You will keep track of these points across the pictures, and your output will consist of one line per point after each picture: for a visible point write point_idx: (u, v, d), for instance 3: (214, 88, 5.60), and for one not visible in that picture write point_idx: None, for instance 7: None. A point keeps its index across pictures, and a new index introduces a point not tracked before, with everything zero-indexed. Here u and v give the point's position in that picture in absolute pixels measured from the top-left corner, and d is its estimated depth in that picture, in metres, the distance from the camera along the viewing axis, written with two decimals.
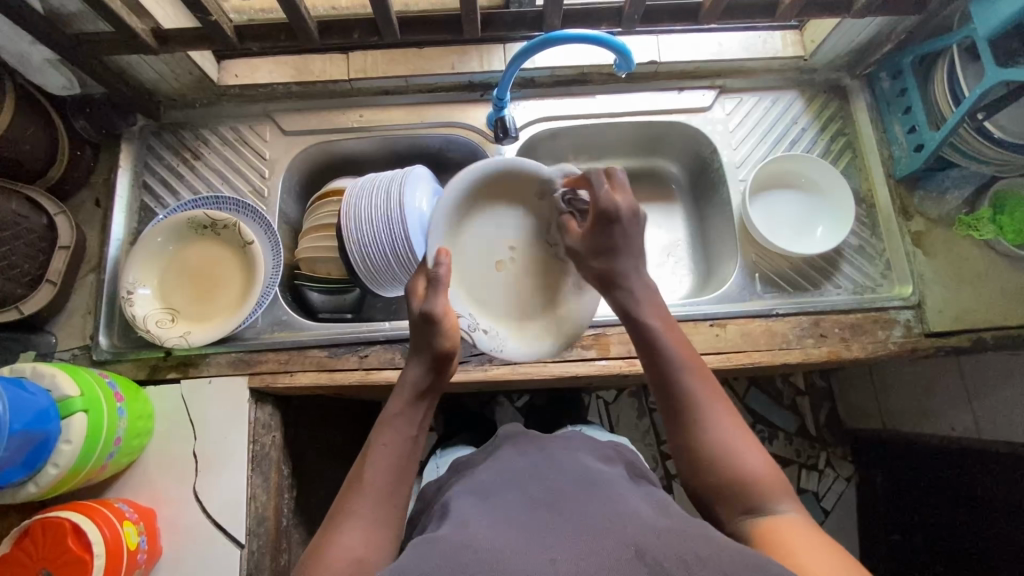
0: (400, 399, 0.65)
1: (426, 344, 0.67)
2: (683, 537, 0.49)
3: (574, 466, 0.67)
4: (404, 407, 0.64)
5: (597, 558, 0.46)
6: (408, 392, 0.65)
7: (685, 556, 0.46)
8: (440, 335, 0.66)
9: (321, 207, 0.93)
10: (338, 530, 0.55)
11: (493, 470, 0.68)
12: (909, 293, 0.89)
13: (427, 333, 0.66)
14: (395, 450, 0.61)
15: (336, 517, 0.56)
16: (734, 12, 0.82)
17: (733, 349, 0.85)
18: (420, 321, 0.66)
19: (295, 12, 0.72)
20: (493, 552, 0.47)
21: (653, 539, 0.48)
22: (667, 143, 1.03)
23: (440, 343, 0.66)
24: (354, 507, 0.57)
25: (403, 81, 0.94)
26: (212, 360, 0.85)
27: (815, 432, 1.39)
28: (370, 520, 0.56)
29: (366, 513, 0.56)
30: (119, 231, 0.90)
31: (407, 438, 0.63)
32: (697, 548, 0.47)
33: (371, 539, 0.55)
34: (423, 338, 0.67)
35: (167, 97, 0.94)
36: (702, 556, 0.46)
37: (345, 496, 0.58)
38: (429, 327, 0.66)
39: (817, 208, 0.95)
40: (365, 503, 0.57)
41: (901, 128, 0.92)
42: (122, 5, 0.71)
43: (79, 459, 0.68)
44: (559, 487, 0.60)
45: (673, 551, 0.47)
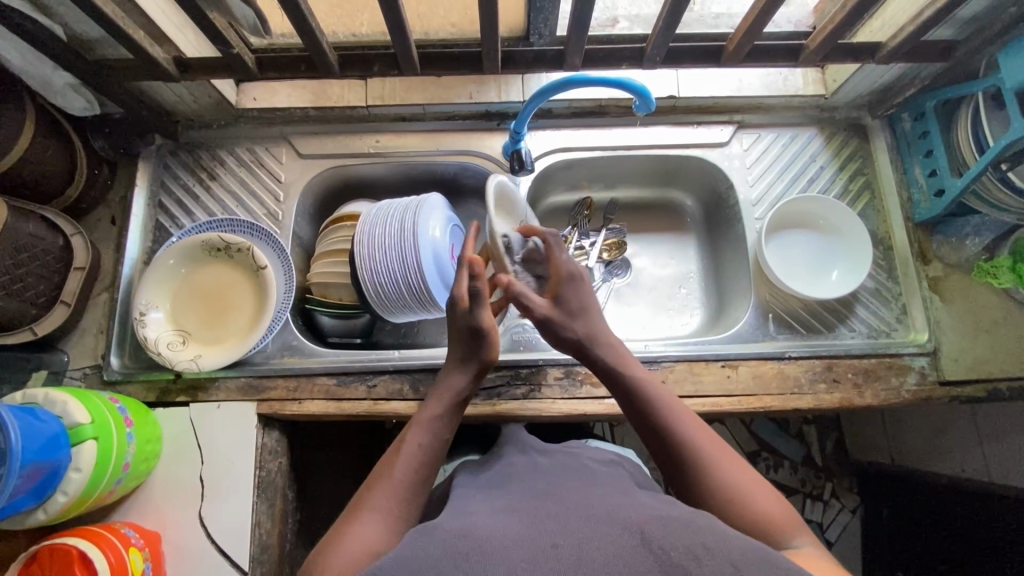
0: (444, 401, 0.66)
1: (473, 354, 0.69)
2: (692, 528, 0.46)
3: (575, 461, 0.67)
4: (441, 411, 0.65)
5: (603, 547, 0.44)
6: (451, 397, 0.67)
7: (694, 547, 0.43)
8: (486, 345, 0.69)
9: (334, 231, 0.93)
10: (360, 517, 0.54)
11: (496, 467, 0.66)
12: (924, 340, 0.88)
13: (474, 343, 0.69)
14: (427, 450, 0.61)
15: (359, 505, 0.56)
16: (759, 55, 0.81)
17: (745, 392, 0.85)
18: (468, 331, 0.69)
19: (317, 47, 0.72)
20: (503, 539, 0.45)
21: (659, 526, 0.46)
22: (682, 176, 1.03)
23: (487, 353, 0.69)
24: (377, 497, 0.56)
25: (420, 109, 0.94)
26: (222, 384, 0.85)
27: (821, 462, 1.36)
28: (391, 511, 0.55)
29: (389, 500, 0.56)
30: (134, 249, 0.90)
31: (439, 440, 0.63)
32: (706, 539, 0.45)
33: (388, 530, 0.54)
34: (468, 349, 0.69)
35: (185, 118, 0.95)
36: (710, 547, 0.44)
37: (368, 490, 0.58)
38: (474, 337, 0.69)
39: (833, 250, 0.94)
40: (387, 493, 0.57)
41: (921, 171, 0.91)
42: (146, 36, 0.71)
43: (88, 487, 0.69)
44: (562, 483, 0.59)
45: (681, 542, 0.44)
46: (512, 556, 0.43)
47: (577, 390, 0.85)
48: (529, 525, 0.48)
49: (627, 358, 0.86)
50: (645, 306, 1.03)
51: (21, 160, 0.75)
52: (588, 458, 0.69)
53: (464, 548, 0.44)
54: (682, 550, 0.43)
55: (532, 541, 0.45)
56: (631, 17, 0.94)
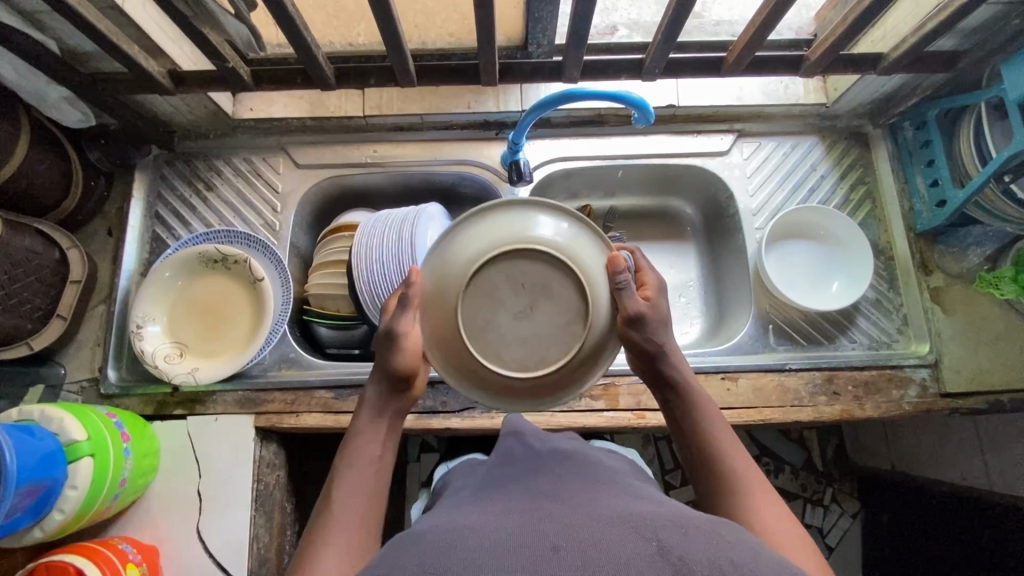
0: (364, 418, 0.61)
1: (384, 361, 0.60)
2: (713, 540, 0.42)
3: (580, 461, 0.63)
4: (371, 426, 0.60)
5: (615, 553, 0.40)
6: (372, 410, 0.61)
7: (719, 561, 0.40)
8: (400, 353, 0.59)
9: (332, 241, 0.93)
10: (312, 556, 0.50)
11: (495, 467, 0.65)
12: (925, 352, 0.87)
13: (387, 350, 0.60)
14: (361, 470, 0.57)
15: (306, 543, 0.52)
16: (760, 66, 0.80)
17: (745, 405, 0.84)
18: (384, 337, 0.59)
19: (313, 60, 0.71)
20: (505, 545, 0.42)
21: (676, 534, 0.42)
22: (682, 185, 1.02)
23: (401, 361, 0.59)
24: (325, 530, 0.52)
25: (418, 119, 0.94)
26: (220, 398, 0.85)
27: (822, 468, 1.35)
28: (344, 541, 0.52)
29: (338, 530, 0.52)
30: (130, 261, 0.90)
31: (373, 458, 0.59)
32: (730, 553, 0.41)
33: (347, 561, 0.50)
34: (383, 356, 0.60)
35: (182, 128, 0.94)
36: (738, 562, 0.40)
37: (315, 526, 0.53)
38: (389, 343, 0.59)
39: (834, 261, 0.93)
40: (337, 523, 0.53)
41: (923, 180, 0.90)
42: (139, 50, 0.70)
43: (84, 504, 0.68)
44: (567, 483, 0.55)
45: (703, 554, 0.40)
46: (510, 564, 0.40)
47: (576, 403, 0.84)
48: (534, 529, 0.44)
49: (627, 370, 0.86)
50: None
51: (15, 175, 0.75)
52: (591, 458, 0.66)
53: (465, 557, 0.41)
54: (702, 563, 0.39)
55: (535, 546, 0.42)
56: (631, 25, 0.93)
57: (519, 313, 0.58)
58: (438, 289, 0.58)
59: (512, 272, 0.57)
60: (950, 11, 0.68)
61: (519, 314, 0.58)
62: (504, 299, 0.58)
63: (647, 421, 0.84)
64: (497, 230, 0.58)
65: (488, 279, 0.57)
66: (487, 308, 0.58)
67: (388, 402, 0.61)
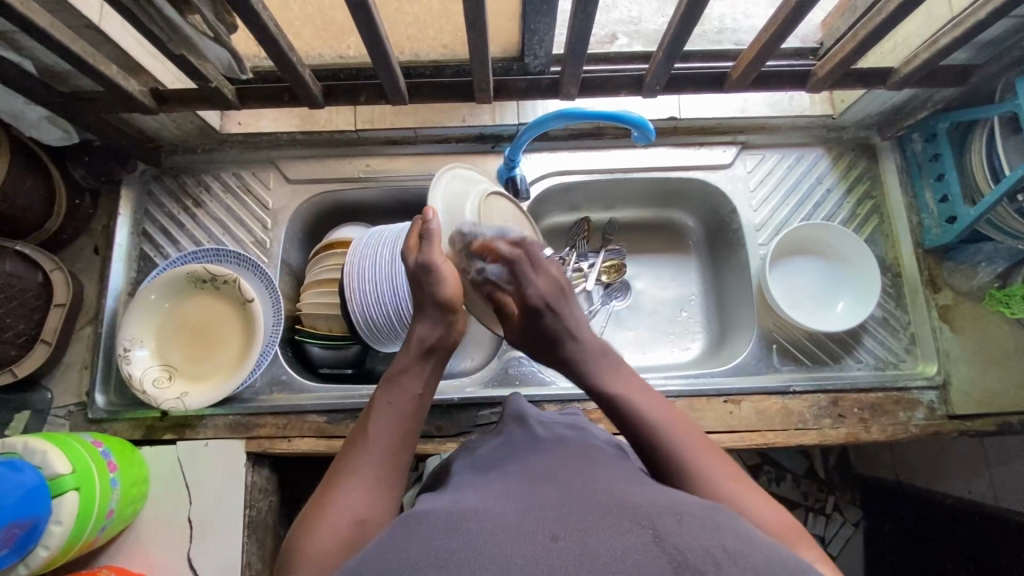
0: (407, 353, 0.58)
1: (428, 296, 0.61)
2: (709, 525, 0.37)
3: (575, 434, 0.56)
4: (412, 362, 0.57)
5: (607, 539, 0.35)
6: (415, 348, 0.59)
7: (714, 550, 0.34)
8: (441, 284, 0.60)
9: (325, 258, 0.90)
10: (338, 489, 0.46)
11: (491, 444, 0.57)
12: (933, 372, 0.85)
13: (426, 285, 0.61)
14: (399, 407, 0.53)
15: (334, 477, 0.48)
16: (766, 81, 0.77)
17: (747, 428, 0.82)
18: (420, 272, 0.61)
19: (299, 78, 0.69)
20: (483, 530, 0.36)
21: (672, 519, 0.37)
22: (684, 198, 0.99)
23: (442, 292, 0.60)
24: (354, 465, 0.49)
25: (411, 132, 0.91)
26: (210, 422, 0.83)
27: (824, 476, 1.21)
28: (373, 478, 0.48)
29: (370, 465, 0.49)
30: (117, 282, 0.87)
31: (412, 397, 0.55)
32: (726, 539, 0.35)
33: (374, 498, 0.46)
34: (421, 290, 0.61)
35: (169, 143, 0.91)
36: (734, 550, 0.34)
37: (346, 455, 0.50)
38: (427, 277, 0.60)
39: (839, 279, 0.91)
40: (370, 459, 0.49)
41: (931, 196, 0.88)
42: (119, 70, 0.68)
43: (71, 537, 0.67)
44: (562, 459, 0.48)
45: (698, 542, 0.35)
46: (490, 550, 0.35)
47: None
48: (522, 512, 0.39)
49: None
50: (645, 331, 0.99)
51: None
52: (590, 430, 0.60)
53: (439, 546, 0.35)
54: (699, 552, 0.34)
55: (517, 530, 0.37)
56: (631, 34, 0.89)
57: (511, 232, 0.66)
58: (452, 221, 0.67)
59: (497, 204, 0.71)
60: (964, 27, 0.65)
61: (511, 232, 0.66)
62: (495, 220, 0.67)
63: None
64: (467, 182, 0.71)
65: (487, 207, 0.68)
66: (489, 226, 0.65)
67: (435, 339, 0.59)
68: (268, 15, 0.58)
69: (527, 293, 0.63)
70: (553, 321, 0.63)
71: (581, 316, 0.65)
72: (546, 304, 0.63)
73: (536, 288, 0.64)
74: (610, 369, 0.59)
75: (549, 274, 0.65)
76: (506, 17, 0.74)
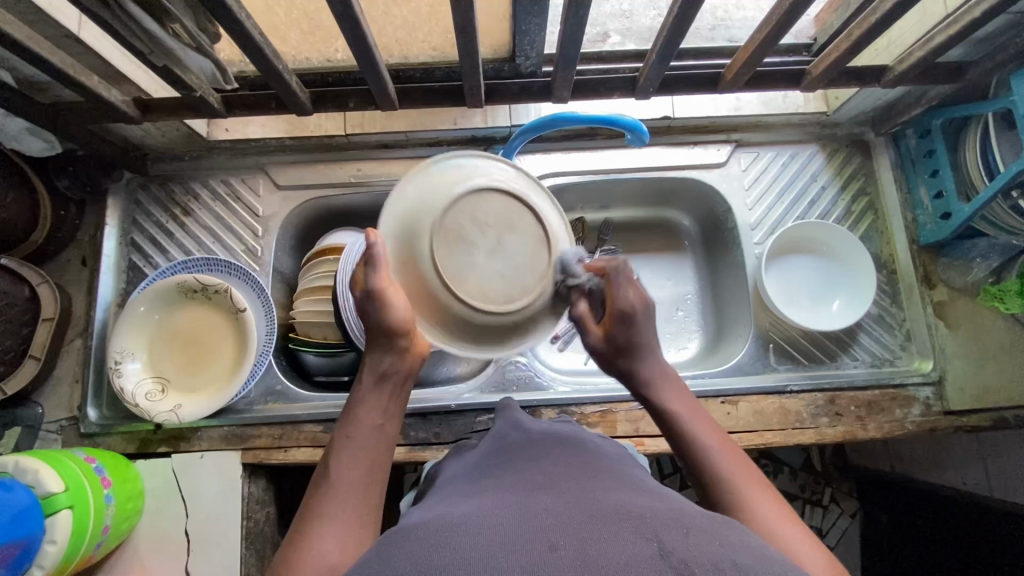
0: (366, 383, 0.56)
1: (374, 321, 0.54)
2: (716, 538, 0.37)
3: (574, 439, 0.56)
4: (370, 394, 0.56)
5: (612, 552, 0.34)
6: (372, 378, 0.56)
7: (721, 562, 0.34)
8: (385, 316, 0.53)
9: (317, 265, 0.89)
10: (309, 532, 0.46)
11: (486, 448, 0.57)
12: (929, 369, 0.85)
13: (373, 314, 0.54)
14: (362, 442, 0.53)
15: (306, 514, 0.48)
16: (760, 81, 0.77)
17: (745, 429, 0.82)
18: (363, 301, 0.53)
19: (287, 87, 0.68)
20: (485, 542, 0.36)
21: (676, 530, 0.36)
22: (679, 197, 0.98)
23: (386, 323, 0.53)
24: (324, 502, 0.48)
25: (402, 136, 0.90)
26: (205, 434, 0.82)
27: (821, 468, 1.21)
28: (346, 521, 0.47)
29: (339, 501, 0.49)
30: (106, 293, 0.86)
31: (374, 428, 0.54)
32: (734, 554, 0.35)
33: (349, 541, 0.46)
34: (368, 320, 0.54)
35: (154, 150, 0.90)
36: (744, 566, 0.34)
37: (314, 495, 0.49)
38: (373, 305, 0.53)
39: (835, 278, 0.91)
40: (341, 501, 0.48)
41: (926, 192, 0.88)
42: (99, 80, 0.66)
43: (66, 556, 0.65)
44: (559, 465, 0.48)
45: (704, 554, 0.34)
46: (491, 563, 0.34)
47: None
48: (522, 521, 0.38)
49: (623, 396, 0.84)
50: None
51: None
52: (585, 434, 0.60)
53: (436, 556, 0.35)
54: (706, 566, 0.33)
55: (516, 543, 0.36)
56: (624, 31, 0.88)
57: (492, 250, 0.51)
58: (405, 261, 0.52)
59: (473, 204, 0.52)
60: (959, 25, 0.64)
61: (496, 249, 0.51)
62: (473, 237, 0.51)
63: (646, 448, 0.81)
64: (423, 181, 0.54)
65: (451, 220, 0.51)
66: (461, 254, 0.51)
67: (388, 366, 0.56)
68: (253, 23, 0.57)
69: (621, 305, 0.58)
70: (637, 338, 0.59)
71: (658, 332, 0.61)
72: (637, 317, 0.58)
73: (626, 296, 0.58)
74: (673, 385, 0.60)
75: (639, 288, 0.60)
76: (497, 19, 0.72)
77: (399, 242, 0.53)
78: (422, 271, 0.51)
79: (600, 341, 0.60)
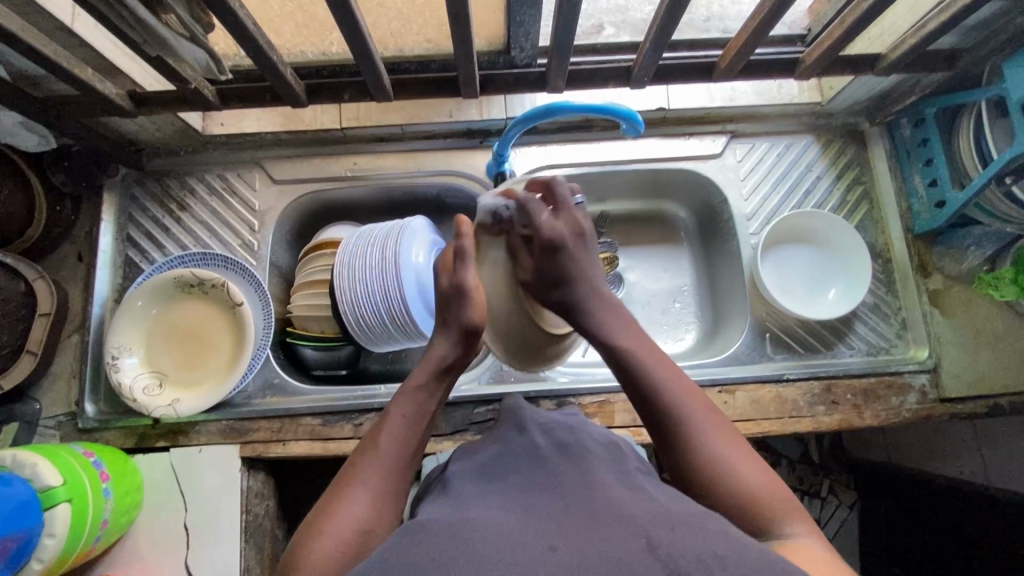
0: (425, 367, 0.59)
1: (454, 317, 0.60)
2: (699, 532, 0.37)
3: (577, 440, 0.56)
4: (427, 379, 0.57)
5: (603, 551, 0.35)
6: (434, 364, 0.59)
7: (705, 556, 0.34)
8: (469, 309, 0.59)
9: (315, 259, 0.89)
10: (346, 496, 0.47)
11: (490, 449, 0.58)
12: (924, 357, 0.86)
13: (455, 306, 0.60)
14: (410, 422, 0.54)
15: (344, 479, 0.49)
16: (754, 70, 0.77)
17: (743, 418, 0.82)
18: (449, 292, 0.61)
19: (281, 79, 0.68)
20: (478, 539, 0.36)
21: (663, 527, 0.37)
22: (676, 188, 0.98)
23: (469, 317, 0.59)
24: (364, 471, 0.49)
25: (398, 129, 0.90)
26: (203, 428, 0.82)
27: (818, 460, 1.19)
28: (377, 489, 0.48)
29: (378, 474, 0.49)
30: (102, 288, 0.86)
31: (423, 412, 0.56)
32: (717, 545, 0.35)
33: (380, 510, 0.47)
34: (450, 311, 0.60)
35: (150, 146, 0.89)
36: (724, 556, 0.34)
37: (356, 462, 0.51)
38: (457, 298, 0.60)
39: (831, 268, 0.91)
40: (375, 468, 0.49)
41: (920, 180, 0.88)
42: (94, 73, 0.66)
43: (64, 549, 0.66)
44: (562, 465, 0.49)
45: (689, 548, 0.35)
46: (484, 560, 0.34)
47: None
48: (518, 524, 0.38)
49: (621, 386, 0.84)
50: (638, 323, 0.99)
51: None
52: (585, 430, 0.60)
53: (447, 547, 0.35)
54: (691, 560, 0.34)
55: (509, 543, 0.36)
56: (618, 23, 0.88)
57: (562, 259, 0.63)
58: (492, 266, 0.63)
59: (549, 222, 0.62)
60: (951, 11, 0.65)
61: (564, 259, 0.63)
62: None
63: (644, 438, 0.82)
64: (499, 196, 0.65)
65: (530, 235, 0.62)
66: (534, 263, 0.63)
67: (455, 359, 0.60)
68: (247, 14, 0.57)
69: (543, 229, 0.60)
70: (566, 262, 0.60)
71: (597, 271, 0.62)
72: (564, 243, 0.60)
73: (551, 224, 0.60)
74: (619, 321, 0.60)
75: (568, 215, 0.62)
76: (491, 10, 0.72)
77: (488, 253, 0.64)
78: (506, 273, 0.63)
79: (530, 274, 0.60)
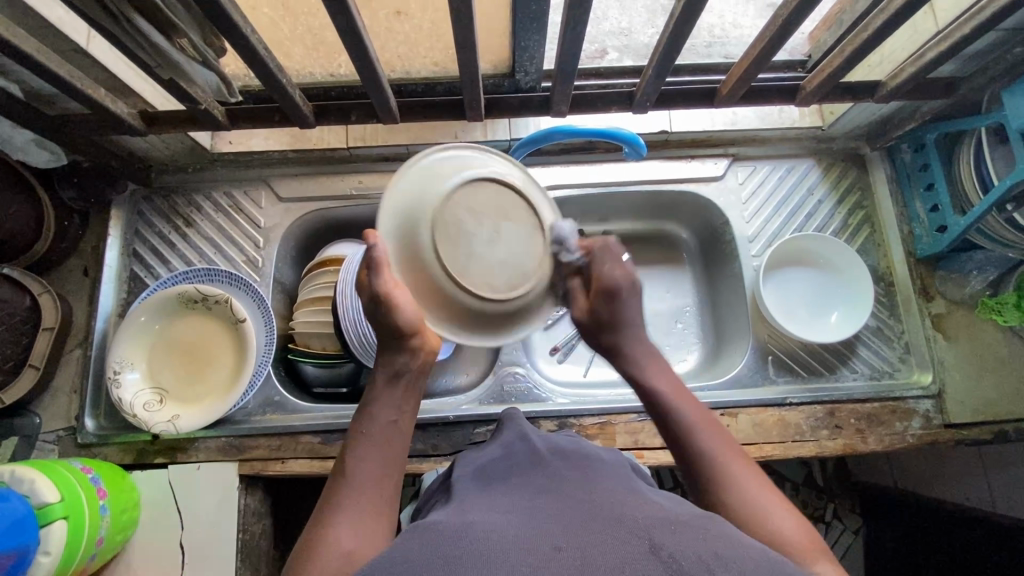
0: (382, 383, 0.57)
1: (386, 326, 0.55)
2: (700, 532, 0.36)
3: (574, 448, 0.55)
4: (387, 394, 0.56)
5: (606, 550, 0.35)
6: (389, 378, 0.57)
7: (704, 554, 0.34)
8: (400, 318, 0.53)
9: (319, 275, 0.89)
10: (331, 522, 0.46)
11: (491, 455, 0.57)
12: (928, 382, 0.85)
13: (382, 316, 0.54)
14: (382, 440, 0.53)
15: (329, 505, 0.49)
16: (755, 96, 0.78)
17: (745, 441, 0.82)
18: (371, 306, 0.54)
19: (291, 101, 0.69)
20: (483, 542, 0.36)
21: (665, 526, 0.37)
22: (678, 209, 0.99)
23: (397, 323, 0.54)
24: (347, 495, 0.49)
25: (404, 149, 0.92)
26: (201, 445, 0.82)
27: (823, 483, 1.18)
28: (364, 506, 0.48)
29: (359, 496, 0.49)
30: (107, 303, 0.86)
31: (391, 425, 0.55)
32: (717, 545, 0.35)
33: (369, 529, 0.47)
34: (380, 322, 0.55)
35: (159, 163, 0.91)
36: (725, 556, 0.34)
37: (337, 486, 0.50)
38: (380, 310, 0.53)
39: (832, 290, 0.91)
40: (358, 487, 0.49)
41: (922, 206, 0.88)
42: (106, 93, 0.67)
43: (59, 567, 0.64)
44: (561, 470, 0.48)
45: (691, 546, 0.35)
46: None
47: None
48: (524, 525, 0.38)
49: (622, 408, 0.83)
50: None
51: None
52: (586, 442, 0.59)
53: (455, 545, 0.35)
54: (693, 559, 0.34)
55: (514, 545, 0.36)
56: (622, 48, 0.89)
57: (490, 242, 0.52)
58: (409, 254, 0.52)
59: (468, 197, 0.52)
60: (949, 41, 0.66)
61: (496, 237, 0.52)
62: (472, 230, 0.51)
63: (645, 460, 0.81)
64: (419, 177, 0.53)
65: (451, 213, 0.51)
66: (456, 248, 0.51)
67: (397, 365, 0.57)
68: (259, 38, 0.58)
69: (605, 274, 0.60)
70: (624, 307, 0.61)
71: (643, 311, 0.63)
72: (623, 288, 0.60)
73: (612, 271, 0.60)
74: (659, 368, 0.61)
75: (627, 267, 0.62)
76: (496, 35, 0.73)
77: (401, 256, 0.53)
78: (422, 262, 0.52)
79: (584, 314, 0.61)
